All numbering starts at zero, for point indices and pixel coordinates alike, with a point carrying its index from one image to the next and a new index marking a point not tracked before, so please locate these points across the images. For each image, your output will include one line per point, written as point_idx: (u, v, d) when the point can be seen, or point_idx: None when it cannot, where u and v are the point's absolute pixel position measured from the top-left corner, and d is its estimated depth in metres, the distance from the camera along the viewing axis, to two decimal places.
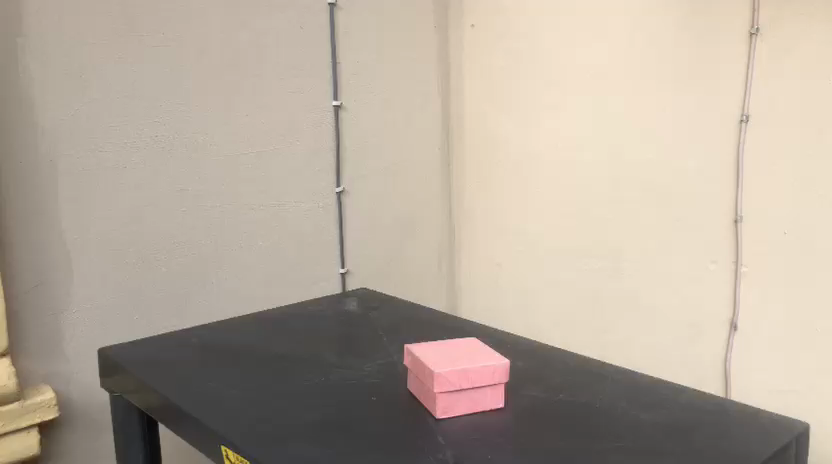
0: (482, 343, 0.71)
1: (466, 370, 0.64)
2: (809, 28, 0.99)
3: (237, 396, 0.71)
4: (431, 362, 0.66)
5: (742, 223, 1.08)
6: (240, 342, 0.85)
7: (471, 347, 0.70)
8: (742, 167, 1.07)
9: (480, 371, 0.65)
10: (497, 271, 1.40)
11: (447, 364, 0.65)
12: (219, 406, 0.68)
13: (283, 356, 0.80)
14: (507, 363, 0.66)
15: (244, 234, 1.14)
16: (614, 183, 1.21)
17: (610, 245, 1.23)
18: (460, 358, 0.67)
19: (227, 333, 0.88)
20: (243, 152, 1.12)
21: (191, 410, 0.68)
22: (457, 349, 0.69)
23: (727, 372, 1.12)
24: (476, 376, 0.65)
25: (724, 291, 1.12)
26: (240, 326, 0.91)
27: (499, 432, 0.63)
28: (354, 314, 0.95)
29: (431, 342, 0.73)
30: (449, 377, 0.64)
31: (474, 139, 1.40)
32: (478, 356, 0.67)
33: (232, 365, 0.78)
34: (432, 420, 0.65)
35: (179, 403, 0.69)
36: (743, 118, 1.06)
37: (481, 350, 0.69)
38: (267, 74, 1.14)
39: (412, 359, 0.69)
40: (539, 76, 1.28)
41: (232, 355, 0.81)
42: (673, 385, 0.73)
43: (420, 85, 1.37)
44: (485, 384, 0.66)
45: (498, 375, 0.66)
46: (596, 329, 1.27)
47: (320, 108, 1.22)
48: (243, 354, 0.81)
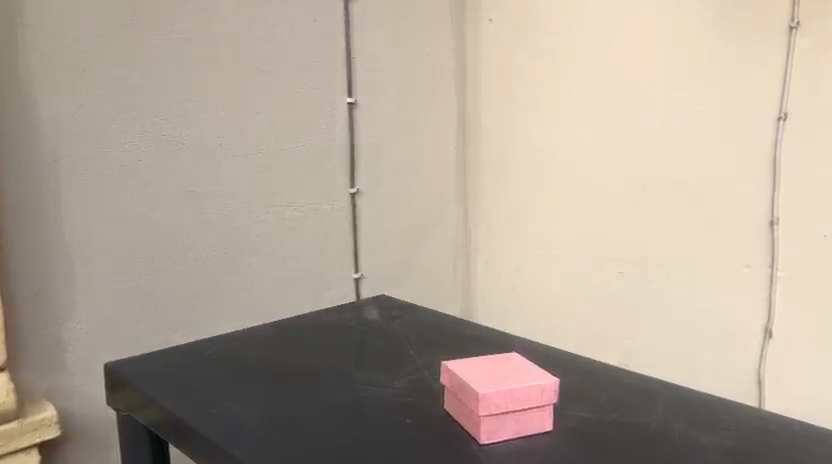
0: (524, 358, 0.65)
1: (513, 390, 0.58)
2: None
3: (258, 414, 0.65)
4: (472, 381, 0.60)
5: (778, 225, 1.03)
6: (248, 348, 0.80)
7: (510, 362, 0.64)
8: (778, 167, 1.01)
9: (528, 391, 0.59)
10: (516, 275, 1.35)
11: (491, 383, 0.59)
12: (241, 426, 0.63)
13: (302, 369, 0.74)
14: (556, 381, 0.60)
15: (255, 239, 1.09)
16: (639, 183, 1.16)
17: (636, 247, 1.18)
18: (504, 376, 0.61)
19: (237, 341, 0.82)
20: (254, 151, 1.07)
21: (213, 432, 0.62)
22: (498, 366, 0.63)
23: (760, 382, 1.07)
24: (524, 397, 0.59)
25: (758, 295, 1.06)
26: (253, 333, 0.85)
27: (548, 458, 0.57)
28: (369, 320, 0.90)
29: (467, 357, 0.66)
30: (494, 399, 0.58)
31: (492, 139, 1.35)
32: (521, 373, 0.62)
33: (248, 379, 0.72)
34: (475, 446, 0.59)
35: (198, 424, 0.63)
36: (780, 116, 1.00)
37: (524, 366, 0.63)
38: (280, 69, 1.09)
39: (447, 375, 0.63)
40: (559, 73, 1.23)
41: (245, 365, 0.75)
42: (737, 403, 0.67)
43: (436, 82, 1.32)
44: (534, 405, 0.60)
45: (549, 395, 0.60)
46: (621, 335, 1.21)
47: (334, 105, 1.17)
48: (258, 366, 0.75)
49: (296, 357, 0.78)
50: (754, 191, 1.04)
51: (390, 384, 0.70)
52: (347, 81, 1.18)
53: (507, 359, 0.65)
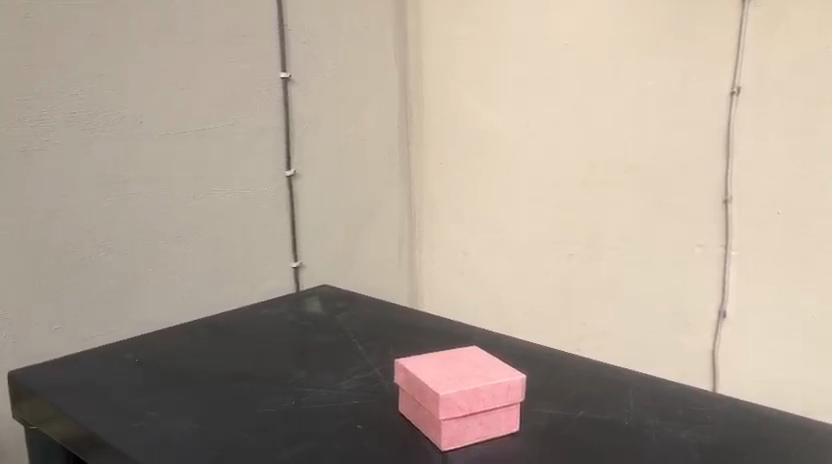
0: (486, 353, 0.59)
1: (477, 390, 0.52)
2: None
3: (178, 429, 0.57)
4: (431, 380, 0.54)
5: (733, 203, 0.99)
6: (176, 349, 0.72)
7: (472, 356, 0.58)
8: (732, 142, 0.98)
9: (494, 390, 0.53)
10: (463, 260, 1.30)
11: (452, 382, 0.53)
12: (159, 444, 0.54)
13: (237, 372, 0.66)
14: (523, 378, 0.54)
15: (182, 227, 1.00)
16: (590, 162, 1.11)
17: (587, 229, 1.13)
18: (466, 374, 0.55)
19: (164, 342, 0.74)
20: (179, 130, 0.98)
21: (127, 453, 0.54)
22: (458, 362, 0.57)
23: (714, 364, 1.04)
24: (490, 397, 0.53)
25: (711, 276, 1.03)
26: (182, 332, 0.76)
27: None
28: (311, 314, 0.82)
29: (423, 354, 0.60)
30: (457, 401, 0.52)
31: (436, 118, 1.29)
32: (485, 368, 0.56)
33: (175, 384, 0.64)
34: (436, 453, 0.53)
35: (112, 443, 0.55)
36: (733, 90, 0.96)
37: (486, 361, 0.57)
38: (206, 40, 1.00)
39: (400, 374, 0.57)
40: (505, 47, 1.17)
41: (171, 370, 0.67)
42: (710, 393, 0.63)
43: (376, 57, 1.24)
44: (500, 405, 0.54)
45: (516, 393, 0.54)
46: (574, 319, 1.17)
47: (267, 80, 1.08)
48: (188, 370, 0.67)
49: (230, 358, 0.70)
50: (708, 169, 1.00)
51: (337, 385, 0.63)
52: (280, 55, 1.09)
53: (468, 354, 0.59)
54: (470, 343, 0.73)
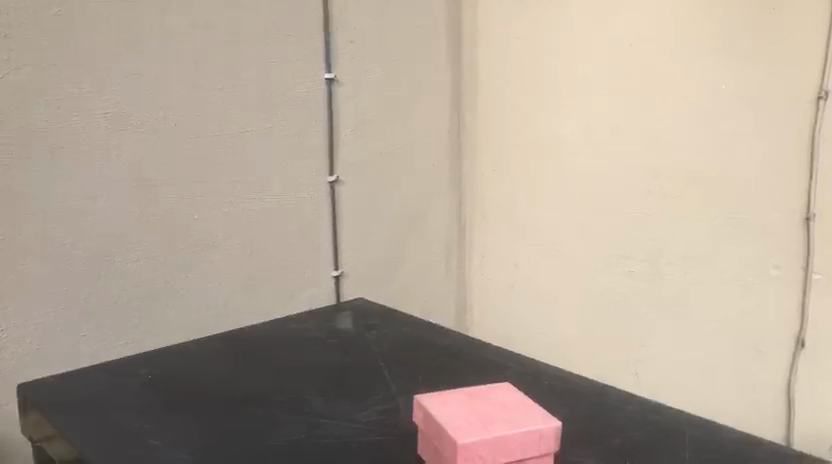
0: (522, 395, 0.53)
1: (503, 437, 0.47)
2: None
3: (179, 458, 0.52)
4: (450, 424, 0.48)
5: (815, 221, 0.90)
6: (193, 363, 0.69)
7: (502, 398, 0.52)
8: (817, 155, 0.88)
9: (522, 437, 0.47)
10: (515, 273, 1.22)
11: (473, 426, 0.48)
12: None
13: (253, 399, 0.62)
14: (559, 424, 0.48)
15: (217, 233, 0.97)
16: (654, 173, 1.02)
17: (648, 245, 1.04)
18: (494, 419, 0.49)
19: (182, 358, 0.69)
20: (216, 133, 0.95)
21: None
22: (487, 405, 0.51)
23: (791, 398, 0.94)
24: (517, 446, 0.47)
25: (788, 300, 0.93)
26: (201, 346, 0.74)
27: None
28: (340, 332, 0.78)
29: (450, 392, 0.54)
30: (479, 449, 0.46)
31: (490, 121, 1.21)
32: (513, 413, 0.50)
33: (185, 410, 0.60)
34: None
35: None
36: (821, 94, 0.87)
37: (517, 404, 0.51)
38: (247, 39, 0.97)
39: (419, 414, 0.52)
40: (564, 48, 1.09)
41: (184, 390, 0.63)
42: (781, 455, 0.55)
43: (427, 58, 1.18)
44: (530, 457, 0.48)
45: (550, 442, 0.48)
46: (632, 342, 1.08)
47: (310, 81, 1.04)
48: (201, 394, 0.63)
49: (248, 377, 0.66)
50: (786, 182, 0.91)
51: (355, 417, 0.59)
52: (326, 54, 1.05)
53: (497, 395, 0.53)
54: (503, 376, 0.68)
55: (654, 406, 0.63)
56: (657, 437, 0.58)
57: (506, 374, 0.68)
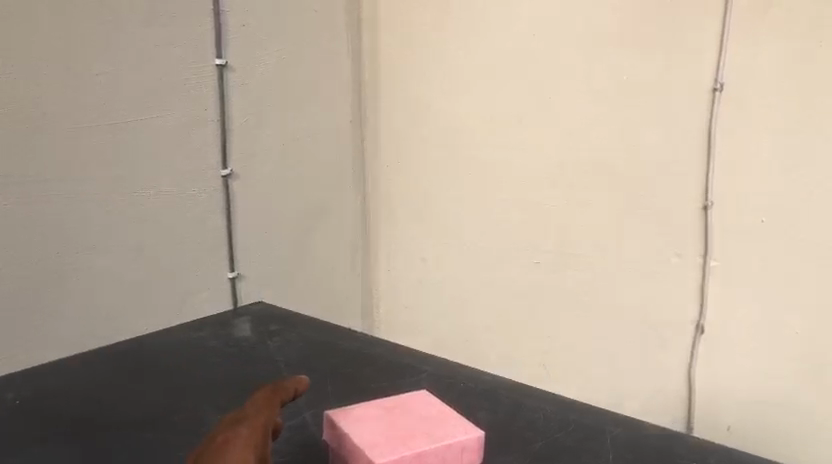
0: (439, 402, 0.55)
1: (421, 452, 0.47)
2: None
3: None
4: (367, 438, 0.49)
5: (712, 209, 0.88)
6: (84, 385, 0.69)
7: (418, 407, 0.53)
8: (713, 143, 0.86)
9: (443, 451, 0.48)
10: (422, 267, 1.20)
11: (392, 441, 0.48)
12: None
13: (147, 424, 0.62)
14: (481, 436, 0.50)
15: (98, 233, 0.90)
16: (557, 163, 1.00)
17: (553, 236, 1.03)
18: (413, 433, 0.49)
19: (70, 380, 0.69)
20: (95, 125, 0.87)
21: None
22: (406, 418, 0.52)
23: (692, 386, 0.94)
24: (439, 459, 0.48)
25: (688, 288, 0.92)
26: (93, 367, 0.72)
27: None
28: (240, 341, 0.78)
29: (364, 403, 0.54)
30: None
31: (393, 113, 1.18)
32: (432, 422, 0.51)
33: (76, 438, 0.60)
34: None
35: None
36: (716, 85, 0.84)
37: (434, 413, 0.52)
38: (127, 20, 0.88)
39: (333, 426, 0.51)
40: (466, 39, 1.06)
41: (70, 415, 0.63)
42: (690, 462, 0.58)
43: (326, 46, 1.14)
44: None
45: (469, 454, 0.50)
46: (539, 333, 1.08)
47: (199, 68, 0.97)
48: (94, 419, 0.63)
49: (148, 401, 0.66)
50: (685, 170, 0.89)
51: None
52: (216, 38, 0.98)
53: (414, 404, 0.54)
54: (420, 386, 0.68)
55: (569, 417, 0.64)
56: (581, 441, 0.60)
57: (422, 379, 0.70)
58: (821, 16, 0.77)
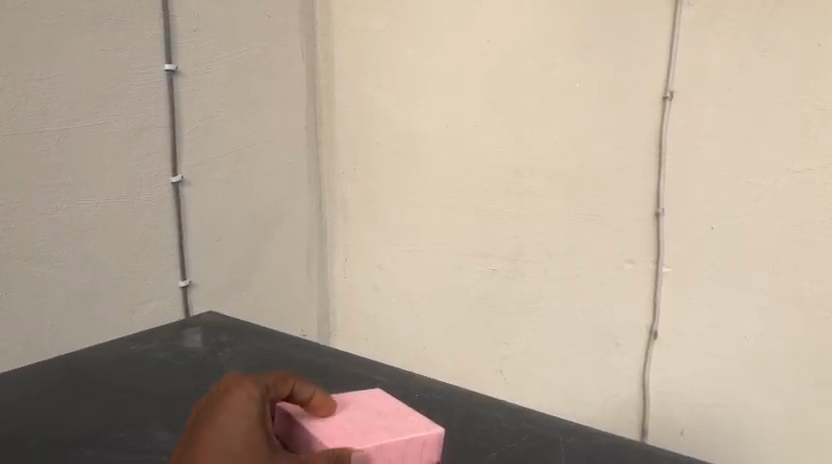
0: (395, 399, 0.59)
1: (380, 441, 0.52)
2: None
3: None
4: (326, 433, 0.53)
5: (664, 216, 0.89)
6: (23, 400, 0.66)
7: (374, 406, 0.58)
8: (664, 151, 0.87)
9: (405, 442, 0.53)
10: (378, 274, 1.19)
11: (352, 431, 0.53)
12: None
13: (92, 440, 0.60)
14: (440, 429, 0.54)
15: (41, 242, 0.87)
16: (512, 170, 1.01)
17: (509, 243, 1.03)
18: (374, 429, 0.54)
19: (9, 396, 0.67)
20: (37, 130, 0.85)
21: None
22: (366, 417, 0.56)
23: (646, 390, 0.95)
24: (401, 452, 0.52)
25: (642, 293, 0.93)
26: (34, 381, 0.70)
27: None
28: (190, 352, 0.77)
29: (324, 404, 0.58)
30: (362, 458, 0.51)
31: (349, 120, 1.17)
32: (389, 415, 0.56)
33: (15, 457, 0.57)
34: None
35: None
36: (666, 94, 0.86)
37: (389, 410, 0.57)
38: (71, 24, 0.86)
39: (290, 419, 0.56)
40: (421, 46, 1.06)
41: (4, 435, 0.60)
42: None
43: (279, 52, 1.13)
44: (411, 462, 0.53)
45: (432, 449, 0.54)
46: (496, 339, 1.08)
47: (148, 73, 0.95)
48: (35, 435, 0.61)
49: (91, 416, 0.64)
50: (637, 177, 0.90)
51: None
52: (166, 43, 0.96)
53: (371, 402, 0.58)
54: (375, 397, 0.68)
55: (525, 427, 0.64)
56: (535, 451, 0.60)
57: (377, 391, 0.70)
58: (766, 26, 0.78)
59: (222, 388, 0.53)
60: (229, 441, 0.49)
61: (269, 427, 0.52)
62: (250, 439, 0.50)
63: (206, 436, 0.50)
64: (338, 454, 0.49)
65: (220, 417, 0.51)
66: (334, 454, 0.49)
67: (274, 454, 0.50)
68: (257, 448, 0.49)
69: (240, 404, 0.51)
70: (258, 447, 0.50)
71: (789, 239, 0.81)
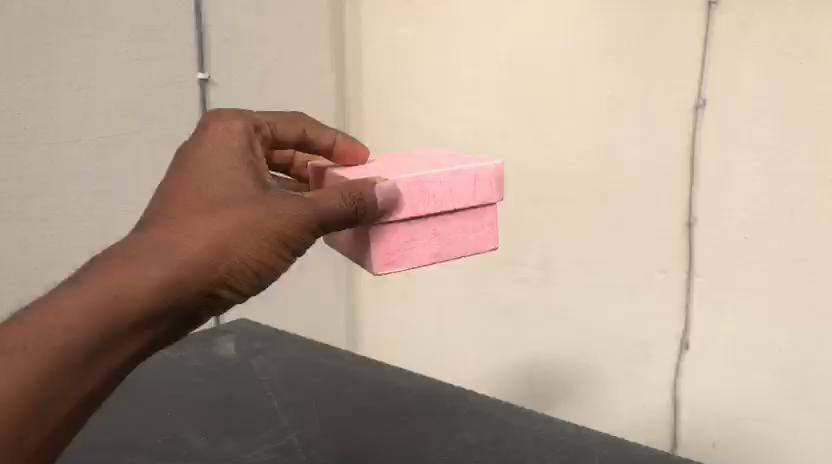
0: (449, 152, 0.71)
1: (430, 181, 0.61)
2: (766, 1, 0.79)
3: (141, 355, 0.50)
4: (388, 223, 0.60)
5: (696, 226, 0.88)
6: None
7: (431, 161, 0.66)
8: (696, 160, 0.86)
9: (455, 180, 0.62)
10: (405, 282, 1.19)
11: (410, 203, 0.60)
12: (137, 338, 0.50)
13: (133, 443, 0.64)
14: (497, 165, 0.63)
15: (76, 250, 0.88)
16: (541, 179, 1.00)
17: (538, 252, 1.03)
18: (430, 163, 0.64)
19: None
20: (75, 140, 0.86)
21: (43, 366, 0.45)
22: (425, 160, 0.67)
23: (677, 402, 0.94)
24: (450, 178, 0.61)
25: (673, 304, 0.92)
26: None
27: (463, 226, 0.63)
28: (225, 360, 0.81)
29: (385, 161, 0.70)
30: (419, 186, 0.60)
31: (377, 128, 1.18)
32: (446, 212, 0.62)
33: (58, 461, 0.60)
34: (395, 224, 0.61)
35: (35, 409, 0.45)
36: (698, 102, 0.85)
37: (442, 157, 0.68)
38: (107, 35, 0.87)
39: (358, 247, 0.63)
40: (449, 55, 1.06)
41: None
42: None
43: (307, 61, 1.14)
44: (464, 183, 0.62)
45: (486, 187, 0.63)
46: (524, 348, 1.07)
47: (181, 83, 0.96)
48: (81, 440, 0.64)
49: (131, 423, 0.67)
50: (667, 186, 0.89)
51: (242, 458, 0.62)
52: (198, 53, 0.98)
53: (427, 156, 0.70)
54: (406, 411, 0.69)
55: (557, 438, 0.64)
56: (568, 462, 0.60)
57: (406, 399, 0.71)
58: (801, 33, 0.77)
59: (207, 127, 0.61)
60: (238, 207, 0.55)
61: (261, 161, 0.61)
62: (256, 200, 0.56)
63: (211, 212, 0.54)
64: (362, 192, 0.57)
65: (218, 204, 0.54)
66: (349, 188, 0.58)
67: (283, 208, 0.56)
68: (265, 216, 0.55)
69: (229, 140, 0.60)
70: (268, 207, 0.55)
71: (824, 251, 0.80)
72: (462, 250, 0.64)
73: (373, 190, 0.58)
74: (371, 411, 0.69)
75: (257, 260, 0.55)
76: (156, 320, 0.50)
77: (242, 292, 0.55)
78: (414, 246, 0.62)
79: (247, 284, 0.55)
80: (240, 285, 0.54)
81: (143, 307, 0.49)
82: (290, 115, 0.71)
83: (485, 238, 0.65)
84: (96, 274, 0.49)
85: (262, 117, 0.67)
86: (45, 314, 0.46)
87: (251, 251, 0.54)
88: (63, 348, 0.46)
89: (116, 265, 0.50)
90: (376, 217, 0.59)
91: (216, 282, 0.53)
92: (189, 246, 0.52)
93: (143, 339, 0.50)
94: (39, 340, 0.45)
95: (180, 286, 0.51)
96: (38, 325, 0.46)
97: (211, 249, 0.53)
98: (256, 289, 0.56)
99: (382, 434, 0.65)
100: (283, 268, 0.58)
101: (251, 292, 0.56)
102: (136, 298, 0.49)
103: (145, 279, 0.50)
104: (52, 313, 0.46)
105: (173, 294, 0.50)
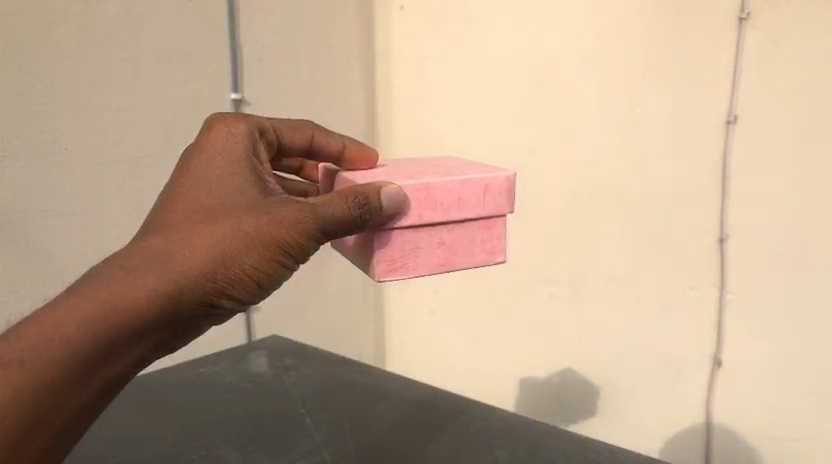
0: (467, 162, 0.70)
1: (438, 189, 0.60)
2: (798, 18, 0.79)
3: (140, 362, 0.51)
4: (392, 229, 0.60)
5: (727, 243, 0.88)
6: (105, 426, 0.71)
7: (444, 169, 0.66)
8: (728, 178, 0.86)
9: (465, 189, 0.61)
10: (433, 298, 1.20)
11: (416, 210, 0.60)
12: (135, 348, 0.50)
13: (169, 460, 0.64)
14: (507, 176, 0.62)
15: None
16: (570, 197, 1.00)
17: (567, 269, 1.02)
18: (441, 171, 0.64)
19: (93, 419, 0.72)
20: (113, 159, 0.89)
21: (41, 374, 0.45)
22: (436, 168, 0.66)
23: (710, 420, 0.93)
24: (458, 189, 0.61)
25: (705, 321, 0.91)
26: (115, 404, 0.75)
27: (470, 237, 0.63)
28: (256, 375, 0.82)
29: (397, 169, 0.69)
30: (425, 194, 0.60)
31: (406, 144, 1.19)
32: (454, 221, 0.62)
33: None
34: (400, 232, 0.60)
35: (34, 419, 0.45)
36: (729, 119, 0.85)
37: (457, 165, 0.68)
38: (143, 57, 0.90)
39: (363, 253, 0.63)
40: (477, 73, 1.07)
41: (91, 458, 0.65)
42: None
43: (336, 79, 1.15)
44: (474, 193, 0.61)
45: (497, 198, 0.62)
46: (553, 365, 1.07)
47: (214, 104, 0.99)
48: (119, 457, 0.66)
49: (169, 440, 0.68)
50: (697, 203, 0.89)
51: None
52: (233, 74, 1.00)
53: (442, 165, 0.70)
54: (436, 428, 0.69)
55: (587, 456, 0.64)
56: None
57: (437, 415, 0.72)
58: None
59: (210, 130, 0.61)
60: (236, 214, 0.54)
61: (262, 165, 0.61)
62: (256, 208, 0.55)
63: (210, 221, 0.54)
64: (367, 197, 0.57)
65: (216, 214, 0.54)
66: (353, 193, 0.57)
67: (282, 214, 0.55)
68: (265, 224, 0.55)
69: (230, 145, 0.60)
70: (267, 215, 0.55)
71: None
72: (470, 262, 0.63)
73: (380, 197, 0.57)
74: (400, 429, 0.69)
75: (256, 268, 0.54)
76: (153, 328, 0.50)
77: (243, 299, 0.55)
78: (418, 254, 0.61)
79: (246, 292, 0.55)
80: (240, 293, 0.54)
81: (139, 318, 0.49)
82: (301, 120, 0.71)
83: (495, 249, 0.64)
84: (94, 285, 0.49)
85: (268, 121, 0.68)
86: (42, 326, 0.47)
87: (250, 259, 0.54)
88: (59, 361, 0.46)
89: (113, 277, 0.49)
90: (383, 221, 0.58)
91: (215, 290, 0.53)
92: (187, 255, 0.52)
93: (141, 351, 0.51)
94: (38, 351, 0.46)
95: (177, 295, 0.51)
96: (37, 338, 0.46)
97: (209, 262, 0.52)
98: (256, 296, 0.56)
99: (412, 451, 0.66)
100: (284, 273, 0.57)
101: (251, 299, 0.56)
102: (134, 309, 0.49)
103: (142, 289, 0.49)
104: (50, 322, 0.47)
105: (170, 305, 0.51)
